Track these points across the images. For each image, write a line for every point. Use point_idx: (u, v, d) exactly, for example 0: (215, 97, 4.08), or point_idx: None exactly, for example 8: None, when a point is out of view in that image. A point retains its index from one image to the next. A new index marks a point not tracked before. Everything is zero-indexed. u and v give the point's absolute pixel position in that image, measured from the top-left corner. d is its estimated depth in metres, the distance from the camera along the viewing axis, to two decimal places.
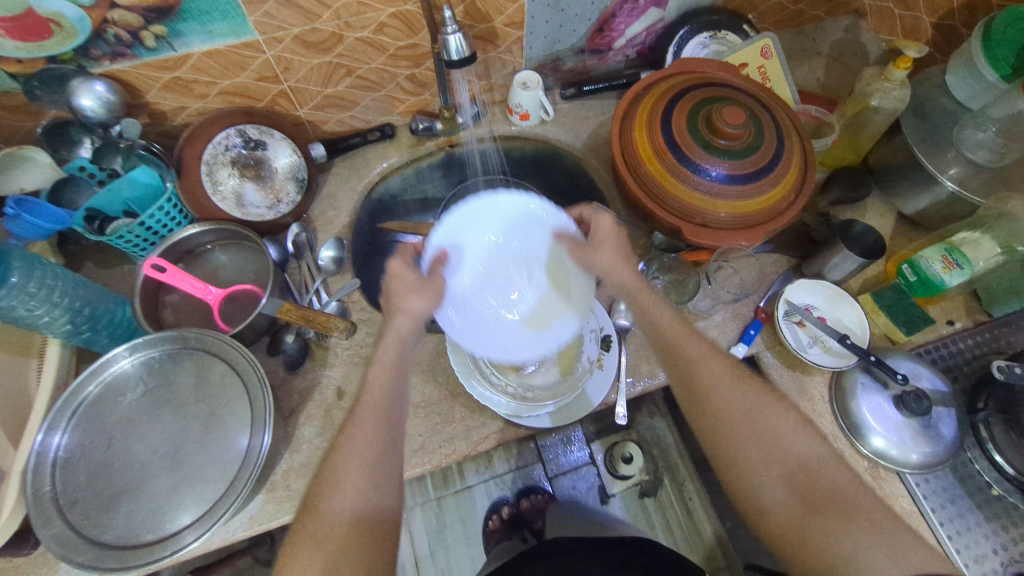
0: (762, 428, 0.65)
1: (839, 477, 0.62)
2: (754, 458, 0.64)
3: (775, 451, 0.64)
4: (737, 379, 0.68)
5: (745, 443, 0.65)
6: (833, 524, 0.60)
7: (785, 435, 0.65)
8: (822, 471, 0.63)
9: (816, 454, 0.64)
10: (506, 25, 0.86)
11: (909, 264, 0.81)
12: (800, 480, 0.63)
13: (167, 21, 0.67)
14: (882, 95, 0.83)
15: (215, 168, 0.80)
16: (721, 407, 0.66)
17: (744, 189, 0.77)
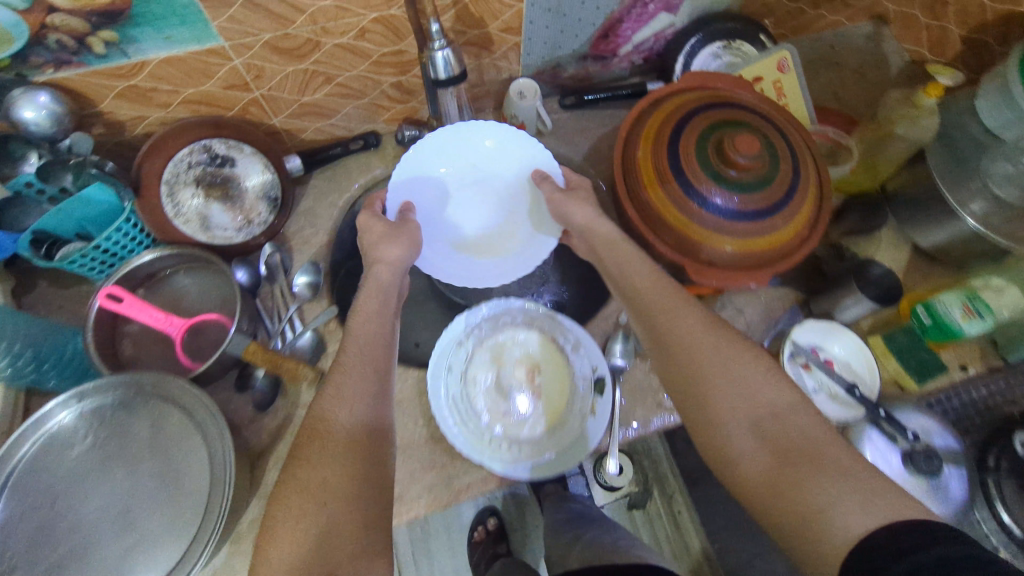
0: (731, 378, 0.58)
1: (812, 426, 0.54)
2: (727, 414, 0.57)
3: (743, 399, 0.57)
4: (709, 328, 0.62)
5: (713, 393, 0.58)
6: (802, 472, 0.51)
7: (754, 381, 0.58)
8: (793, 420, 0.55)
9: (790, 403, 0.56)
10: (502, 31, 0.78)
11: (925, 306, 0.76)
12: (769, 427, 0.55)
13: (118, 26, 0.59)
14: (909, 123, 0.77)
15: (176, 188, 0.73)
16: (690, 361, 0.61)
17: (753, 225, 0.71)
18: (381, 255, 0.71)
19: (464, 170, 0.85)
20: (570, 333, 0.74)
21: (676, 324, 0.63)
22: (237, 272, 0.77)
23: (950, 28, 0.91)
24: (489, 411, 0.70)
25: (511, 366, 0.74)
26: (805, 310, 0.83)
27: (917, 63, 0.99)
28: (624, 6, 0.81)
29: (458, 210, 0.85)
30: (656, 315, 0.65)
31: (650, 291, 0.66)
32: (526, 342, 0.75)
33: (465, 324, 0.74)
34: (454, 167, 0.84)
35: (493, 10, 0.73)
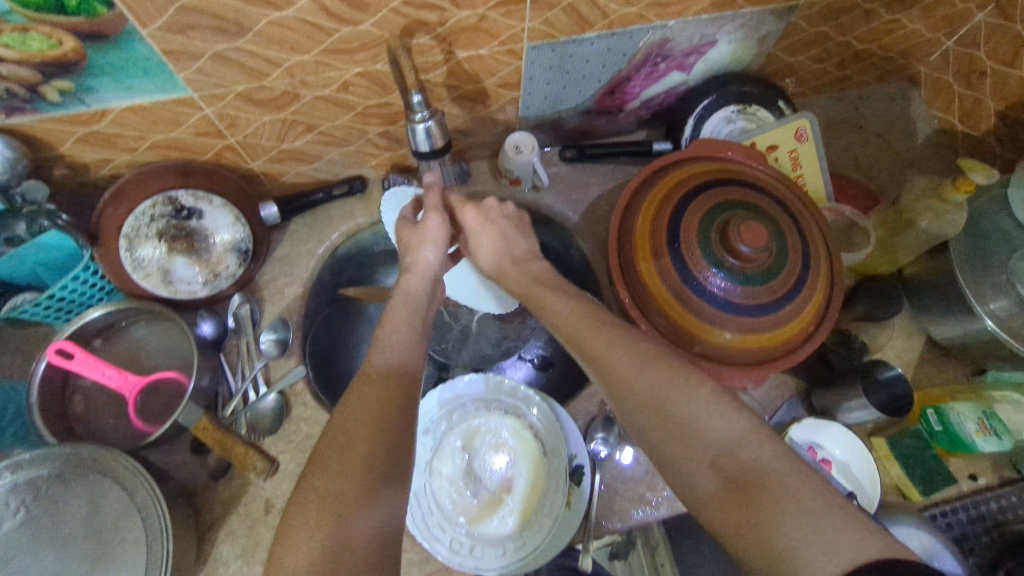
0: (675, 417, 0.52)
1: (770, 457, 0.48)
2: (682, 458, 0.51)
3: (689, 439, 0.51)
4: (646, 366, 0.55)
5: (658, 434, 0.52)
6: (764, 509, 0.45)
7: (699, 416, 0.51)
8: (749, 451, 0.49)
9: (742, 433, 0.50)
10: (499, 86, 0.73)
11: (936, 411, 0.70)
12: (723, 460, 0.49)
13: (74, 76, 0.54)
14: (933, 217, 0.71)
15: (137, 242, 0.68)
16: (633, 404, 0.54)
17: (752, 321, 0.65)
18: None
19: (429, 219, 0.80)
20: (548, 418, 0.69)
21: (613, 366, 0.56)
22: (203, 325, 0.73)
23: (985, 101, 0.85)
24: (455, 504, 0.66)
25: (485, 451, 0.69)
26: (803, 402, 0.77)
27: (947, 132, 0.92)
28: (632, 65, 0.75)
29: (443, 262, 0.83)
30: (593, 357, 0.59)
31: (586, 331, 0.60)
32: (502, 425, 0.70)
33: (439, 406, 0.71)
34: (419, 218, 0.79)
35: (489, 67, 0.69)
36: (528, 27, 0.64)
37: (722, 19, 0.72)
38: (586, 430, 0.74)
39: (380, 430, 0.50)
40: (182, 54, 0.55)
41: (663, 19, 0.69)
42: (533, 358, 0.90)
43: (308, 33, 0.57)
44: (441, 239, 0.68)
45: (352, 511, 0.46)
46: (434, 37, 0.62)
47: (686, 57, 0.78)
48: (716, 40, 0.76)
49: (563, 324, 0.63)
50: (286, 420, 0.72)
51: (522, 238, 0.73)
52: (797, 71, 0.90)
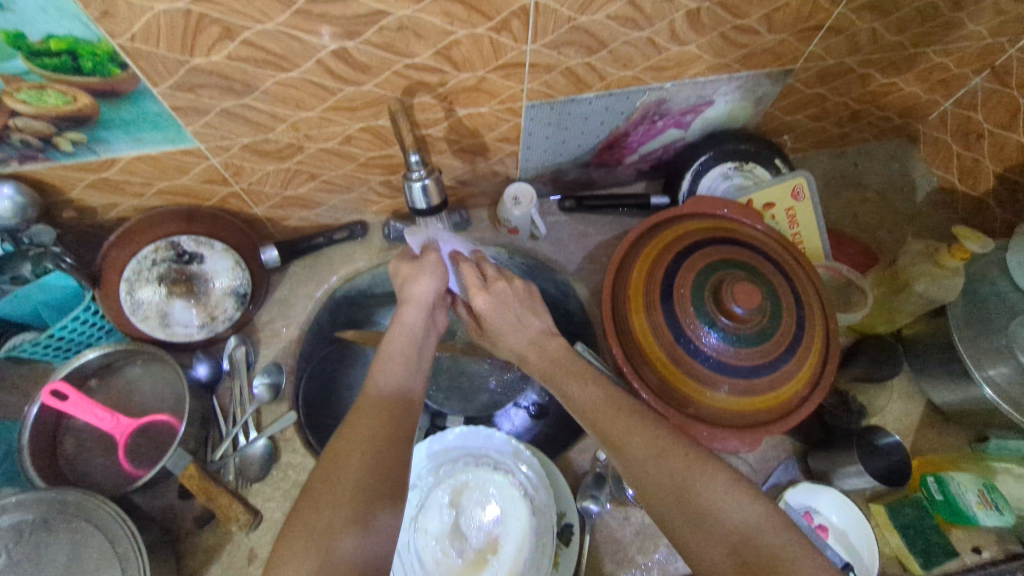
0: (694, 505, 0.51)
1: (787, 546, 0.48)
2: (700, 548, 0.50)
3: (708, 528, 0.50)
4: (664, 454, 0.54)
5: (676, 523, 0.51)
6: None
7: (717, 504, 0.51)
8: (765, 538, 0.48)
9: (759, 521, 0.50)
10: (499, 140, 0.75)
11: (936, 479, 0.69)
12: (741, 548, 0.48)
13: (86, 129, 0.56)
14: (928, 281, 0.71)
15: (137, 285, 0.69)
16: (652, 491, 0.53)
17: (743, 382, 0.64)
18: None
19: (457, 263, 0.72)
20: (537, 474, 0.68)
21: (632, 454, 0.55)
22: (198, 366, 0.74)
23: (984, 162, 0.84)
24: (439, 564, 0.64)
25: (471, 508, 0.68)
26: (800, 463, 0.76)
27: (946, 190, 0.92)
28: (630, 122, 0.77)
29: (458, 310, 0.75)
30: (609, 439, 0.57)
31: (604, 418, 0.59)
32: (489, 480, 0.69)
33: (427, 459, 0.70)
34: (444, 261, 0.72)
35: (489, 123, 0.71)
36: (527, 88, 0.66)
37: (718, 81, 0.74)
38: (577, 486, 0.73)
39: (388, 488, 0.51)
40: (190, 109, 0.57)
41: (660, 81, 0.71)
42: (528, 406, 0.90)
43: (312, 92, 0.59)
44: (441, 270, 0.66)
45: (332, 536, 0.46)
46: (435, 95, 0.64)
47: (683, 116, 0.79)
48: (713, 100, 0.78)
49: (580, 407, 0.61)
50: (274, 467, 0.72)
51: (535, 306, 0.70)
52: (795, 129, 0.91)
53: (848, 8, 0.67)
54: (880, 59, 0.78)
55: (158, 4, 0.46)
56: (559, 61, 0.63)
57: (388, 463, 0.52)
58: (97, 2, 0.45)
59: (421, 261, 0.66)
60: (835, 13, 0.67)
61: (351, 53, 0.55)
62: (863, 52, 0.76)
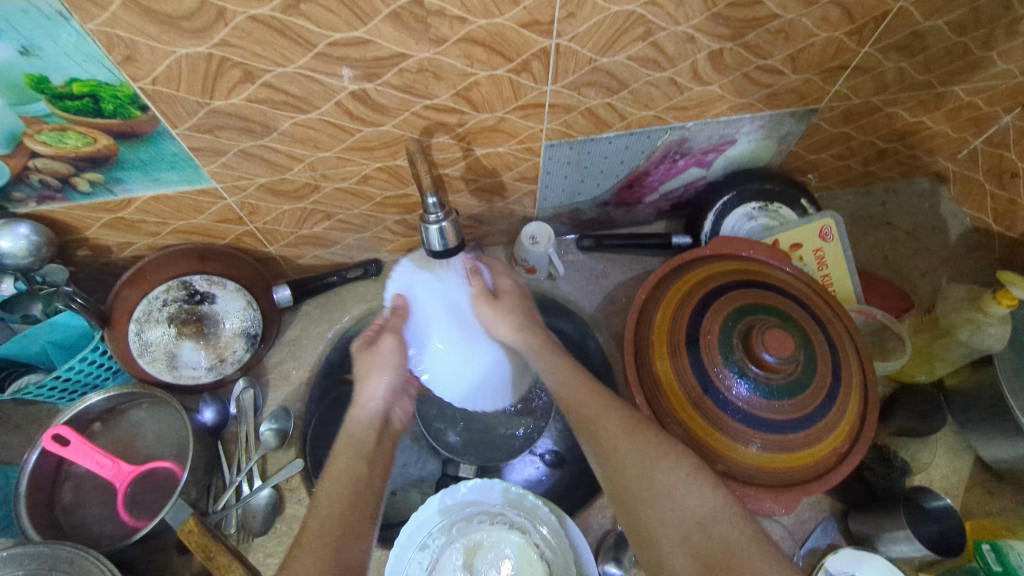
0: (652, 489, 0.55)
1: (736, 534, 0.51)
2: (656, 526, 0.54)
3: (665, 509, 0.54)
4: (632, 433, 0.58)
5: (633, 499, 0.56)
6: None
7: (676, 487, 0.54)
8: (719, 526, 0.52)
9: (715, 508, 0.53)
10: (516, 179, 0.74)
11: (993, 547, 0.63)
12: (695, 534, 0.52)
13: (104, 169, 0.56)
14: (973, 330, 0.67)
15: (147, 325, 0.68)
16: (617, 470, 0.57)
17: (777, 437, 0.60)
18: (382, 386, 0.66)
19: (437, 324, 0.75)
20: (554, 532, 0.64)
21: (602, 430, 0.59)
22: (205, 411, 0.72)
23: (1021, 202, 0.81)
24: None
25: (485, 570, 0.63)
26: (840, 525, 0.71)
27: (981, 231, 0.89)
28: (650, 161, 0.76)
29: (436, 371, 0.78)
30: (582, 422, 0.61)
31: (580, 396, 0.63)
32: (505, 540, 0.64)
33: (439, 514, 0.66)
34: (427, 318, 0.74)
35: (507, 162, 0.70)
36: (546, 128, 0.65)
37: (741, 121, 0.73)
38: (597, 546, 0.69)
39: (355, 499, 0.56)
40: (208, 150, 0.57)
41: (681, 121, 0.70)
42: (542, 455, 0.86)
43: (330, 133, 0.59)
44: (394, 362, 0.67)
45: None
46: (453, 136, 0.63)
47: (705, 154, 0.78)
48: (735, 139, 0.76)
49: (561, 388, 0.65)
50: (278, 519, 0.69)
51: (548, 354, 0.69)
52: (820, 167, 0.89)
53: (874, 48, 0.66)
54: (906, 98, 0.76)
55: (179, 48, 0.46)
56: (579, 102, 0.62)
57: (360, 461, 0.59)
58: (121, 46, 0.45)
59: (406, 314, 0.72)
60: (861, 53, 0.66)
61: (369, 94, 0.55)
62: (890, 91, 0.74)
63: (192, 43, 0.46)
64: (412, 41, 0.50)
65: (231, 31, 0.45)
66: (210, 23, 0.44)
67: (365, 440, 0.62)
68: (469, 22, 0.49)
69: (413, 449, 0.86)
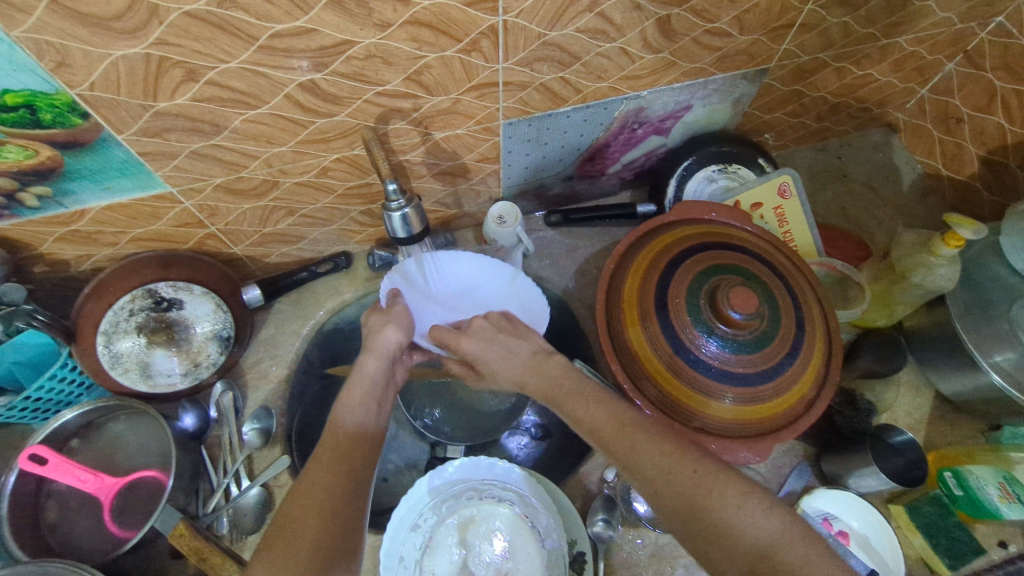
0: (708, 520, 0.48)
1: (810, 565, 0.44)
2: (719, 562, 0.47)
3: (724, 542, 0.47)
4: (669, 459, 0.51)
5: (690, 538, 0.49)
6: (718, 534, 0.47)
7: (732, 515, 0.47)
8: (783, 554, 0.45)
9: (773, 527, 0.46)
10: (478, 160, 0.74)
11: (954, 474, 0.69)
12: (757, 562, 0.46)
13: (51, 182, 0.54)
14: (926, 271, 0.71)
15: (115, 337, 0.67)
16: (664, 503, 0.50)
17: (747, 389, 0.62)
18: None
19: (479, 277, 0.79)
20: (539, 500, 0.66)
21: (640, 460, 0.52)
22: (185, 417, 0.72)
23: (966, 146, 0.85)
24: None
25: (478, 544, 0.66)
26: (814, 468, 0.75)
27: (932, 176, 0.92)
28: (610, 132, 0.76)
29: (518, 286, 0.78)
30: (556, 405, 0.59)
31: (611, 423, 0.55)
32: (494, 514, 0.67)
33: (429, 495, 0.68)
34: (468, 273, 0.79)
35: (467, 144, 0.70)
36: (502, 106, 0.65)
37: (695, 86, 0.74)
38: (585, 509, 0.72)
39: None
40: (159, 154, 0.56)
41: (636, 90, 0.70)
42: (528, 428, 0.87)
43: (284, 127, 0.58)
44: (407, 322, 0.64)
45: None
46: (409, 121, 0.63)
47: (663, 122, 0.79)
48: (691, 105, 0.77)
49: (587, 418, 0.57)
50: (269, 516, 0.70)
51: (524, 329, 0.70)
52: (776, 126, 0.91)
53: (819, 4, 0.66)
54: (854, 52, 0.77)
55: (115, 51, 0.45)
56: (533, 78, 0.62)
57: None
58: (52, 52, 0.43)
59: (389, 311, 0.65)
60: (804, 10, 0.67)
61: (318, 85, 0.54)
62: (837, 46, 0.75)
63: (128, 44, 0.45)
64: (356, 27, 0.49)
65: (167, 30, 0.44)
66: (143, 22, 0.43)
67: (360, 446, 0.53)
68: (412, 4, 0.48)
69: (401, 435, 0.88)
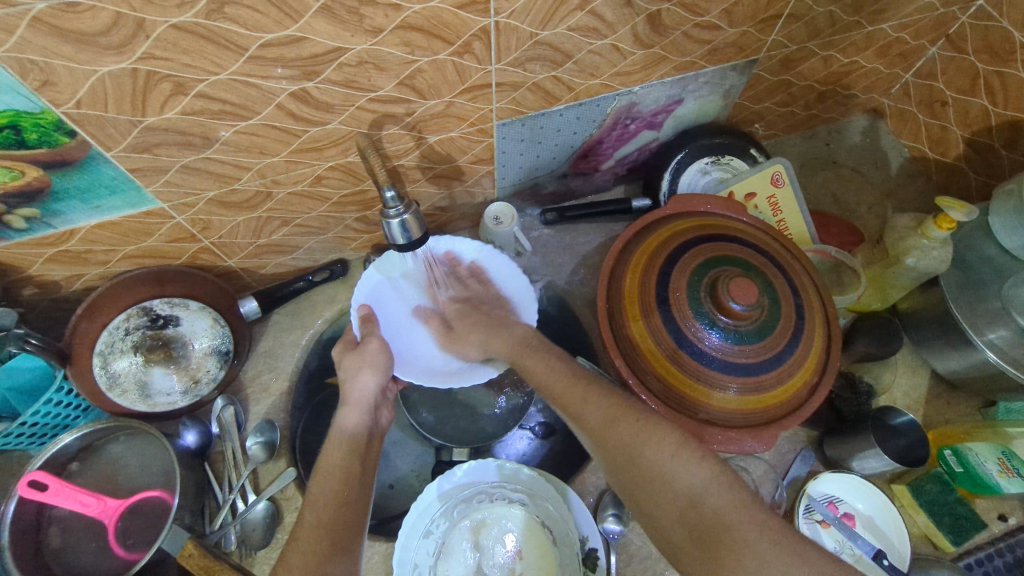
0: (641, 475, 0.53)
1: (736, 513, 0.48)
2: (655, 511, 0.52)
3: (659, 492, 0.52)
4: (612, 420, 0.55)
5: (628, 493, 0.54)
6: (646, 485, 0.52)
7: (665, 467, 0.52)
8: (712, 500, 0.49)
9: (706, 481, 0.50)
10: (473, 162, 0.74)
11: (954, 453, 0.70)
12: (688, 513, 0.50)
13: (38, 203, 0.53)
14: (919, 254, 0.72)
15: (111, 358, 0.66)
16: (606, 454, 0.55)
17: (750, 379, 0.63)
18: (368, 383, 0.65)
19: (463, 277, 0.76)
20: (552, 503, 0.66)
21: (587, 423, 0.57)
22: (186, 435, 0.71)
23: (951, 129, 0.86)
24: None
25: (492, 545, 0.67)
26: (817, 453, 0.76)
27: (919, 159, 0.93)
28: (603, 129, 0.76)
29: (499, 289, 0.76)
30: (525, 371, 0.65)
31: (567, 390, 0.60)
32: (506, 515, 0.67)
33: (438, 500, 0.67)
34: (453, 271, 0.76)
35: (461, 146, 0.69)
36: (496, 107, 0.65)
37: (685, 80, 0.74)
38: (594, 506, 0.73)
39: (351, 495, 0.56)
40: (148, 170, 0.55)
41: (628, 86, 0.70)
42: (533, 427, 0.87)
43: (276, 137, 0.57)
44: (381, 364, 0.64)
45: None
46: (403, 126, 0.62)
47: (655, 116, 0.79)
48: (682, 98, 0.77)
49: (550, 389, 0.62)
50: (278, 529, 0.69)
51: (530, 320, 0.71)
52: (765, 116, 0.92)
53: None
54: (840, 40, 0.78)
55: (101, 67, 0.44)
56: (526, 78, 0.62)
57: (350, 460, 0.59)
58: (36, 71, 0.42)
59: (362, 352, 0.65)
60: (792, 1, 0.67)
61: (311, 93, 0.53)
62: (824, 35, 0.76)
63: (115, 60, 0.43)
64: (347, 34, 0.48)
65: (154, 44, 0.43)
66: (129, 37, 0.42)
67: None
68: (404, 9, 0.47)
69: (406, 440, 0.88)
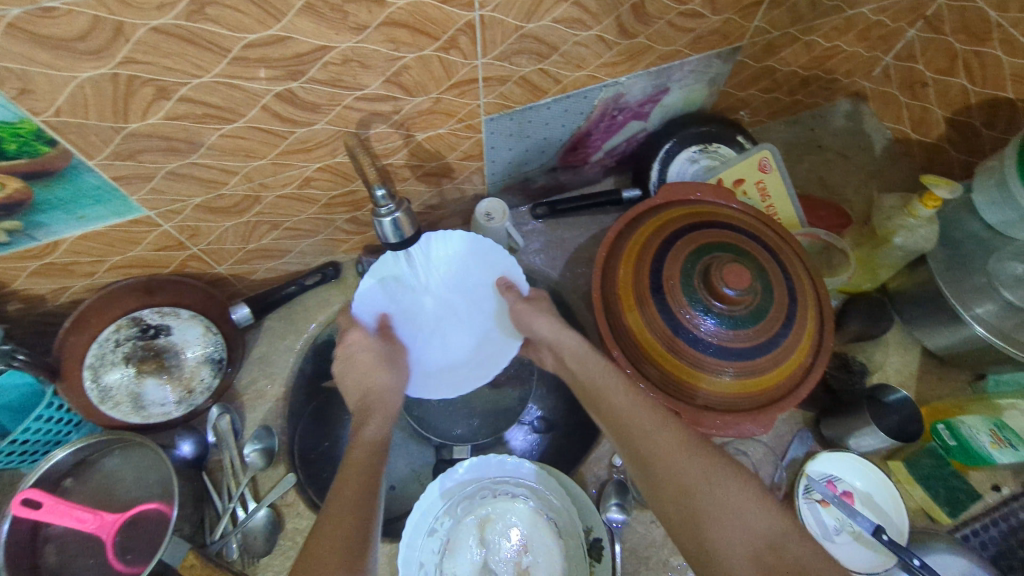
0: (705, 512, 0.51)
1: (809, 555, 0.47)
2: (719, 549, 0.49)
3: (726, 527, 0.49)
4: (672, 458, 0.54)
5: (687, 534, 0.51)
6: (714, 522, 0.50)
7: (732, 506, 0.50)
8: (791, 547, 0.47)
9: (781, 529, 0.49)
10: (462, 159, 0.73)
11: (947, 427, 0.71)
12: (767, 556, 0.47)
13: (20, 215, 0.51)
14: (906, 233, 0.73)
15: (102, 371, 0.66)
16: (666, 489, 0.54)
17: (746, 363, 0.63)
18: (365, 385, 0.65)
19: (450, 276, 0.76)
20: (556, 496, 0.67)
21: (654, 451, 0.56)
22: (183, 445, 0.70)
23: (932, 109, 0.87)
24: None
25: (497, 540, 0.66)
26: (815, 434, 0.77)
27: (902, 140, 0.95)
28: (590, 121, 0.76)
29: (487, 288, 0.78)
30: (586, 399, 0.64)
31: (628, 416, 0.59)
32: (510, 510, 0.68)
33: (442, 498, 0.67)
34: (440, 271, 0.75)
35: (449, 143, 0.69)
36: (483, 103, 0.64)
37: (670, 69, 0.74)
38: (597, 496, 0.73)
39: None
40: (133, 177, 0.54)
41: (614, 76, 0.70)
42: (532, 421, 0.87)
43: (263, 139, 0.56)
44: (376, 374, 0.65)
45: None
46: (391, 124, 0.61)
47: (641, 106, 0.79)
48: (668, 87, 0.78)
49: (605, 412, 0.62)
50: (280, 535, 0.69)
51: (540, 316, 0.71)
52: (750, 103, 0.92)
53: None
54: (821, 24, 0.79)
55: (80, 73, 0.43)
56: (512, 71, 0.62)
57: None
58: (13, 79, 0.41)
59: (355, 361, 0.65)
60: None
61: (296, 94, 0.52)
62: (806, 20, 0.76)
63: (94, 65, 0.42)
64: (331, 31, 0.47)
65: (134, 47, 0.42)
66: (108, 41, 0.41)
67: None
68: (388, 4, 0.47)
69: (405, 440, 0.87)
